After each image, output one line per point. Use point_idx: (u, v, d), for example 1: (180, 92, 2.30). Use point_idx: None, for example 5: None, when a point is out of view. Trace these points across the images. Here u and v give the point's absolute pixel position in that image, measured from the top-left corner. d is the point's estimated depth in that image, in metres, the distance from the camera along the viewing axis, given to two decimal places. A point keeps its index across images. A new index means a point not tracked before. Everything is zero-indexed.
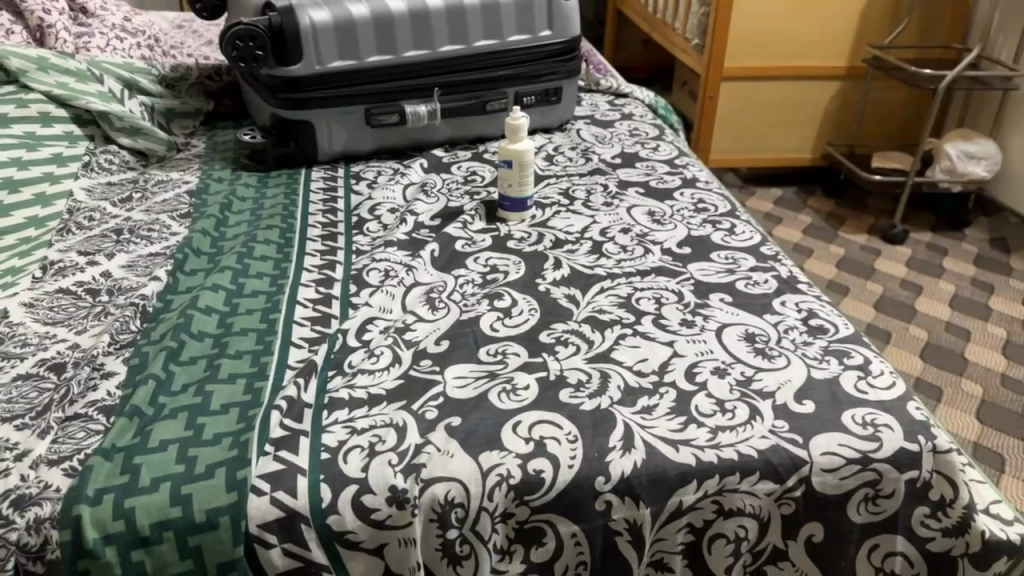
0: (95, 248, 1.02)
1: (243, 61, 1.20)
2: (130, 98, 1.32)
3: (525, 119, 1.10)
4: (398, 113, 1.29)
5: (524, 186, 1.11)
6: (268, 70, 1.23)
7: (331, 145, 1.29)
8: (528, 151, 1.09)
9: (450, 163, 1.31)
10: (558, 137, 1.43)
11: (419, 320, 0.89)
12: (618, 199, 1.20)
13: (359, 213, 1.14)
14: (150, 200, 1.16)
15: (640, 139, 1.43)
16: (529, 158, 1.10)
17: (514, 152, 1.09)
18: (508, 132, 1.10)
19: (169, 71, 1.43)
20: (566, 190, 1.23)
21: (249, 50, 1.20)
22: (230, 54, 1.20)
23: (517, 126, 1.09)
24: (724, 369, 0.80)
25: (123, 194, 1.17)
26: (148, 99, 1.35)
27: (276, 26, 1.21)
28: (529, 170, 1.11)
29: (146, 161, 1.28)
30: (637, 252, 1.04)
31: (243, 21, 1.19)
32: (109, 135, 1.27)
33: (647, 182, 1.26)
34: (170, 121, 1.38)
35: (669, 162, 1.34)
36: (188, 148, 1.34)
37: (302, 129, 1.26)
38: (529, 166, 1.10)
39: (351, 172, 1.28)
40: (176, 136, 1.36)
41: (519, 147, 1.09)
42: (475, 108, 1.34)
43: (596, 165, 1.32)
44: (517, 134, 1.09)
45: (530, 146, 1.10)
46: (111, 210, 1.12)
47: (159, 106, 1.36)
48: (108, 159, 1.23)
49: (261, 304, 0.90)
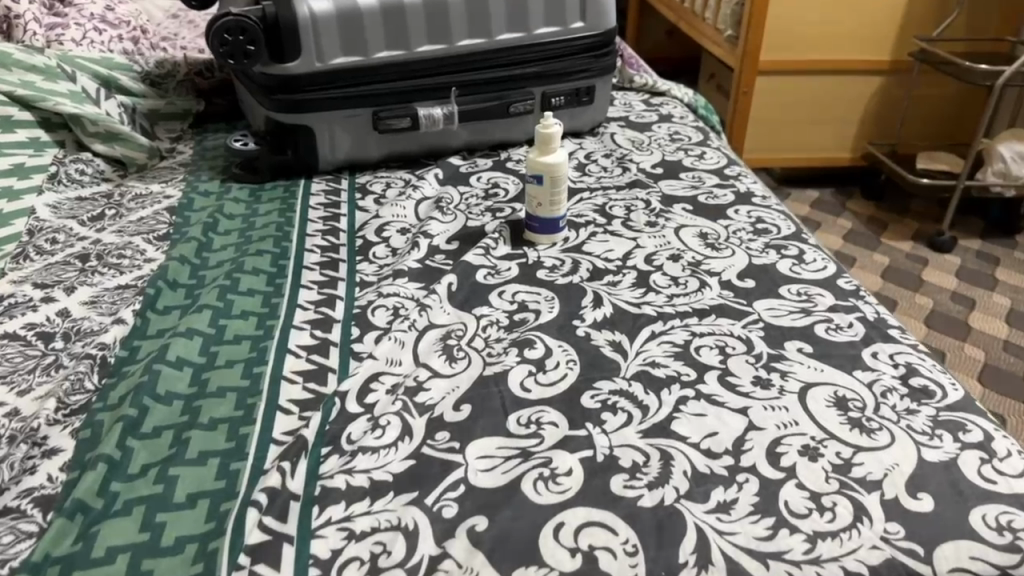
0: (54, 279, 0.87)
1: (233, 57, 1.05)
2: (108, 99, 1.16)
3: (558, 127, 0.93)
4: (410, 117, 1.13)
5: (555, 206, 0.96)
6: (262, 68, 1.07)
7: (334, 152, 1.13)
8: (561, 166, 0.93)
9: (469, 173, 1.16)
10: (589, 143, 1.27)
11: (435, 375, 0.73)
12: (662, 218, 1.04)
13: (364, 234, 0.99)
14: (125, 217, 1.01)
15: (682, 145, 1.27)
16: (562, 174, 0.94)
17: (545, 167, 0.93)
18: (538, 144, 0.93)
19: (153, 68, 1.27)
20: (603, 206, 1.07)
21: (239, 44, 1.04)
22: (217, 49, 1.04)
23: (550, 136, 0.93)
24: (815, 449, 0.65)
25: (93, 211, 1.02)
26: (128, 99, 1.20)
27: (270, 16, 1.05)
28: (562, 188, 0.95)
29: (124, 171, 1.13)
30: (691, 285, 0.88)
31: (232, 11, 1.03)
32: (81, 141, 1.12)
33: (695, 197, 1.10)
34: (154, 124, 1.23)
35: (718, 172, 1.18)
36: (173, 155, 1.19)
37: (300, 135, 1.11)
38: (562, 183, 0.95)
39: (357, 184, 1.12)
40: (160, 141, 1.21)
41: (551, 161, 0.93)
42: (497, 110, 1.18)
43: (635, 176, 1.16)
44: (549, 146, 0.93)
45: (564, 160, 0.94)
46: (78, 231, 0.97)
47: (140, 108, 1.21)
48: (79, 169, 1.08)
49: (244, 355, 0.75)
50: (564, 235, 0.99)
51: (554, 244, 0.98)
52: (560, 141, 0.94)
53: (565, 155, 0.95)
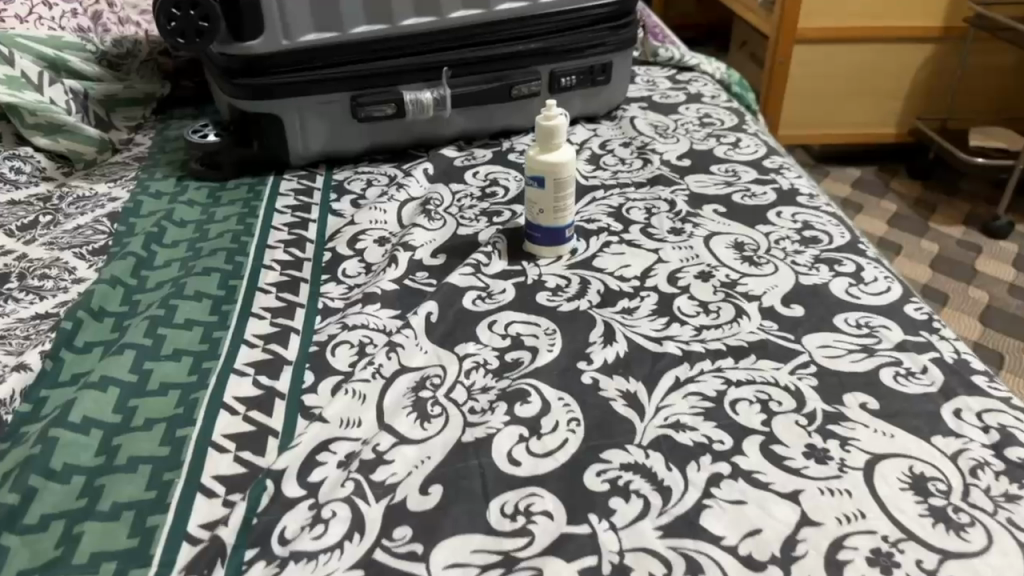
0: None
1: (184, 36, 0.89)
2: (53, 84, 1.01)
3: (563, 119, 0.77)
4: (395, 102, 0.97)
5: (561, 214, 0.80)
6: (221, 47, 0.92)
7: (308, 144, 0.98)
8: (566, 168, 0.78)
9: (464, 167, 1.00)
10: (605, 129, 1.11)
11: (400, 442, 0.58)
12: (689, 225, 0.88)
13: (335, 245, 0.83)
14: (60, 226, 0.86)
15: (713, 131, 1.11)
16: (569, 176, 0.78)
17: (547, 168, 0.77)
18: (539, 140, 0.77)
19: (111, 48, 1.12)
20: (620, 209, 0.91)
21: (190, 20, 0.89)
22: (166, 26, 0.89)
23: (552, 131, 0.77)
24: (890, 554, 0.51)
25: (25, 218, 0.87)
26: (80, 84, 1.05)
27: None
28: (568, 193, 0.79)
29: (70, 168, 0.99)
30: (724, 314, 0.73)
31: None
32: (21, 134, 0.98)
33: (728, 196, 0.94)
34: (110, 111, 1.08)
35: (757, 164, 1.01)
36: (129, 148, 1.05)
37: (267, 125, 0.96)
38: (569, 186, 0.79)
39: (333, 183, 0.97)
40: (116, 131, 1.06)
41: (554, 161, 0.77)
42: (497, 93, 1.02)
43: (659, 170, 1.00)
44: (551, 143, 0.77)
45: (570, 159, 0.78)
46: (3, 243, 0.83)
47: (93, 94, 1.06)
48: (15, 167, 0.95)
49: (170, 411, 0.61)
50: (572, 246, 0.83)
51: (559, 258, 0.82)
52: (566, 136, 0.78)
53: (572, 153, 0.79)
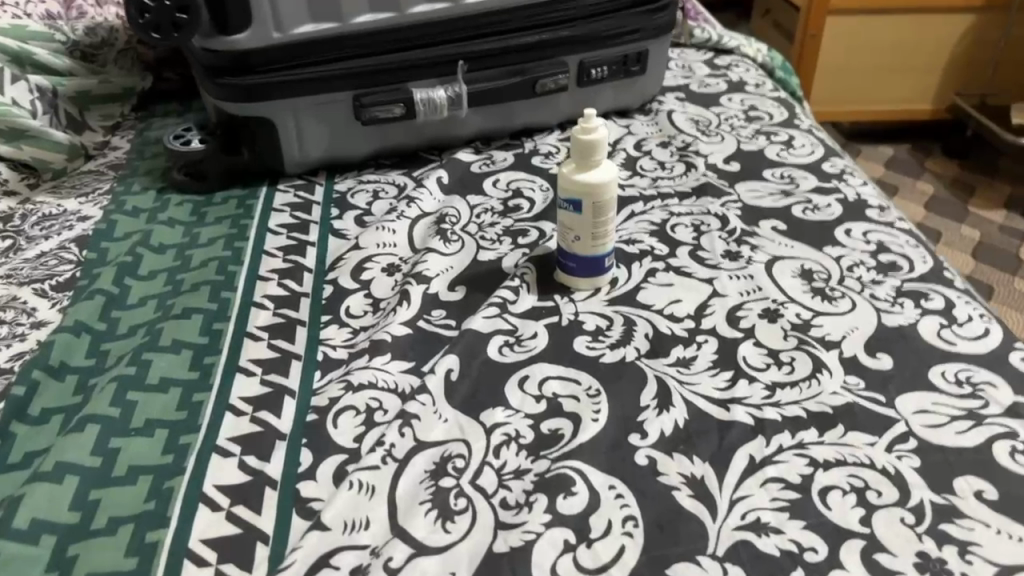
0: None
1: (160, 31, 0.77)
2: (16, 81, 0.89)
3: (603, 130, 0.66)
4: (404, 102, 0.85)
5: (600, 240, 0.68)
6: (203, 42, 0.79)
7: (305, 150, 0.86)
8: (606, 188, 0.66)
9: (483, 174, 0.89)
10: (639, 125, 0.99)
11: (418, 553, 0.47)
12: (746, 247, 0.76)
13: (337, 275, 0.72)
14: (21, 253, 0.75)
15: (762, 127, 0.99)
16: (610, 197, 0.67)
17: (584, 189, 0.66)
18: (574, 155, 0.66)
19: (84, 35, 0.99)
20: (664, 225, 0.79)
21: (165, 11, 0.76)
22: (138, 20, 0.76)
23: (591, 145, 0.65)
24: None
25: None
26: (48, 81, 0.93)
27: None
28: (608, 216, 0.68)
29: (36, 180, 0.88)
30: (799, 368, 0.61)
31: None
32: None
33: (787, 210, 0.82)
34: (84, 109, 0.96)
35: (816, 169, 0.90)
36: (103, 155, 0.94)
37: (258, 130, 0.84)
38: (609, 209, 0.67)
39: (334, 195, 0.85)
40: (89, 134, 0.95)
41: (593, 181, 0.66)
42: (519, 88, 0.90)
43: (705, 176, 0.88)
44: (589, 159, 0.66)
45: (611, 177, 0.66)
46: None
47: (64, 91, 0.94)
48: None
49: (138, 505, 0.51)
50: (612, 275, 0.72)
51: (597, 289, 0.71)
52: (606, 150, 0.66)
53: (613, 169, 0.67)
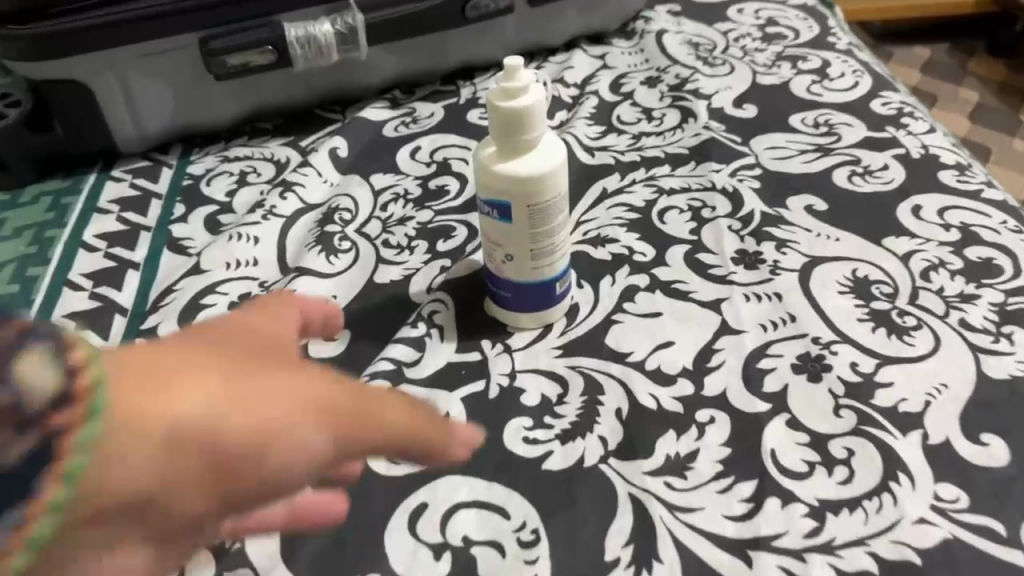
0: None
1: None
2: None
3: (538, 89, 0.41)
4: (273, 43, 0.59)
5: (547, 260, 0.45)
6: None
7: (142, 122, 0.61)
8: (549, 181, 0.42)
9: (398, 139, 0.64)
10: (618, 54, 0.73)
11: None
12: (768, 244, 0.52)
13: (162, 320, 0.49)
14: None
15: (785, 52, 0.73)
16: (556, 192, 0.43)
17: (516, 186, 0.42)
18: (494, 133, 0.42)
19: None
20: (648, 211, 0.56)
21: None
22: None
23: (520, 117, 0.41)
24: None
25: None
26: None
27: None
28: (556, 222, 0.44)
29: None
30: (862, 472, 0.39)
31: None
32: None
33: (826, 177, 0.58)
34: None
35: (862, 112, 0.65)
36: None
37: (71, 100, 0.58)
38: (558, 211, 0.43)
39: (184, 182, 0.60)
40: None
41: (527, 172, 0.42)
42: (445, 15, 0.64)
43: (708, 129, 0.63)
44: (519, 139, 0.41)
45: (556, 161, 0.42)
46: None
47: None
48: None
49: None
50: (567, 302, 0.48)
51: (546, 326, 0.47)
52: (545, 119, 0.42)
53: (558, 148, 0.43)
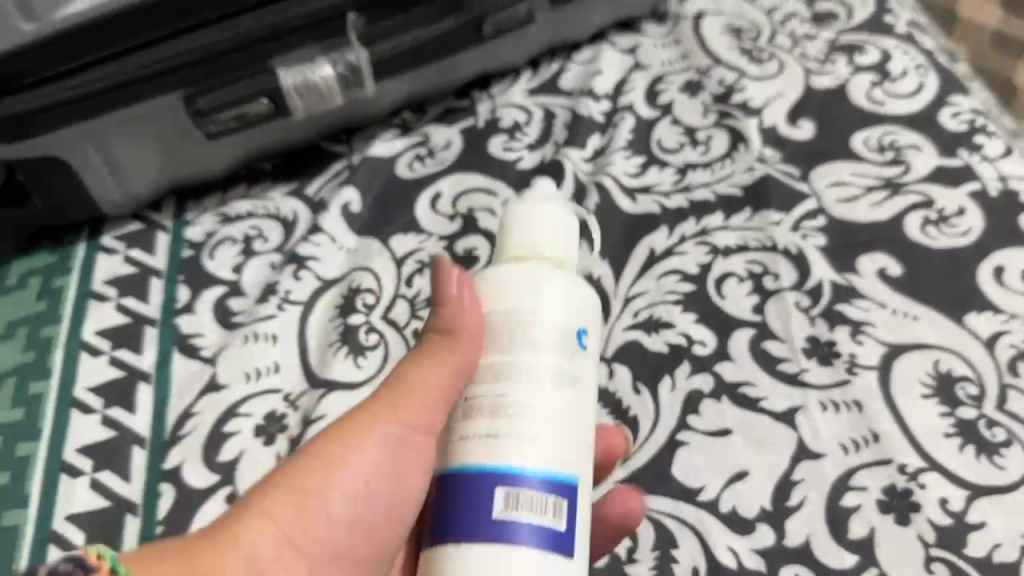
0: None
1: None
2: None
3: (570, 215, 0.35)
4: (268, 94, 0.51)
5: (522, 424, 0.30)
6: None
7: (128, 183, 0.54)
8: (523, 295, 0.33)
9: (417, 182, 0.57)
10: (651, 48, 0.65)
11: None
12: (843, 330, 0.47)
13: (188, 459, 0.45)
14: None
15: (839, 40, 0.65)
16: (531, 317, 0.32)
17: (485, 284, 0.34)
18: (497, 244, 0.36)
19: None
20: (704, 279, 0.51)
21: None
22: None
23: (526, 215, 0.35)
24: None
25: None
26: None
27: None
28: (539, 356, 0.31)
29: None
30: None
31: None
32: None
33: (900, 226, 0.52)
34: None
35: (930, 128, 0.58)
36: None
37: (50, 175, 0.52)
38: (542, 342, 0.32)
39: (184, 253, 0.54)
40: None
41: (508, 266, 0.34)
42: (461, 36, 0.55)
43: (762, 161, 0.56)
44: (521, 249, 0.34)
45: (549, 279, 0.33)
46: None
47: None
48: None
49: None
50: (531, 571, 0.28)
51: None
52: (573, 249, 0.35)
53: (574, 279, 0.34)
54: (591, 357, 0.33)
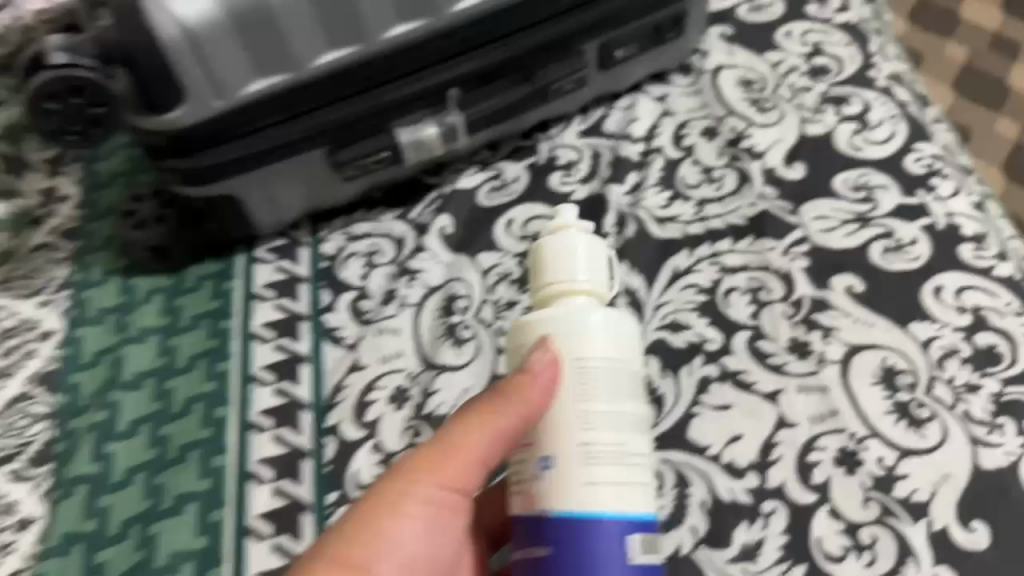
0: None
1: (74, 128, 0.64)
2: None
3: (593, 244, 0.46)
4: (389, 149, 0.71)
5: (591, 475, 0.42)
6: (134, 122, 0.64)
7: (280, 212, 0.72)
8: (576, 348, 0.44)
9: (495, 210, 0.74)
10: (678, 97, 0.80)
11: None
12: (816, 334, 0.64)
13: (341, 419, 0.64)
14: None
15: (832, 90, 0.80)
16: (591, 363, 0.43)
17: (543, 331, 0.45)
18: (534, 276, 0.47)
19: None
20: (715, 292, 0.67)
21: (77, 109, 0.63)
22: (48, 124, 0.64)
23: (561, 252, 0.46)
24: None
25: None
26: None
27: (123, 48, 0.60)
28: (594, 414, 0.43)
29: None
30: (880, 559, 0.55)
31: (56, 59, 0.61)
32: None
33: (866, 252, 0.69)
34: (20, 143, 0.83)
35: (897, 171, 0.73)
36: (51, 212, 0.80)
37: (225, 209, 0.70)
38: (593, 394, 0.43)
39: (322, 265, 0.72)
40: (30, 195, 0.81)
41: (558, 304, 0.45)
42: (531, 99, 0.73)
43: (763, 197, 0.73)
44: (560, 279, 0.46)
45: (593, 315, 0.44)
46: None
47: None
48: None
49: None
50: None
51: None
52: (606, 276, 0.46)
53: (615, 314, 0.45)
54: (639, 396, 0.44)
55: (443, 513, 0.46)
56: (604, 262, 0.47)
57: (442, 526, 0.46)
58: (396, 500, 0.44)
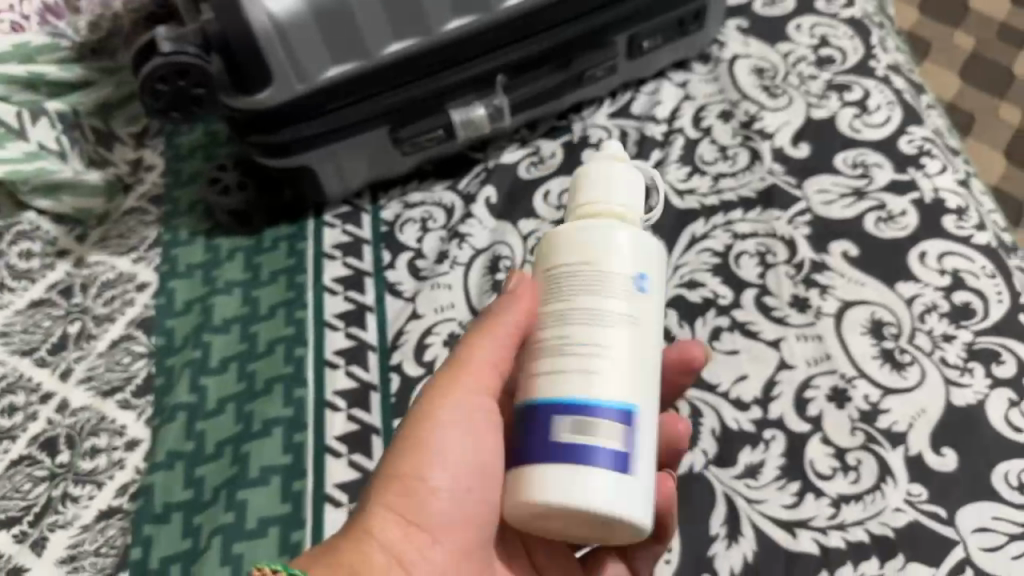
0: (34, 504, 0.71)
1: (178, 108, 0.77)
2: (39, 119, 0.86)
3: (631, 171, 0.50)
4: (443, 128, 0.80)
5: (603, 366, 0.45)
6: (227, 103, 0.74)
7: (346, 182, 0.83)
8: (591, 252, 0.48)
9: (533, 182, 0.83)
10: (697, 83, 0.90)
11: None
12: (815, 291, 0.74)
13: (402, 359, 0.74)
14: (95, 347, 0.78)
15: (836, 78, 0.89)
16: (589, 268, 0.47)
17: (560, 241, 0.49)
18: (572, 198, 0.51)
19: (89, 33, 0.93)
20: (728, 255, 0.77)
21: (182, 91, 0.75)
22: (156, 103, 0.76)
23: (597, 178, 0.50)
24: None
25: (55, 335, 0.80)
26: (63, 101, 0.88)
27: (222, 39, 0.70)
28: (608, 309, 0.46)
29: (83, 227, 0.87)
30: (865, 477, 0.65)
31: (166, 50, 0.73)
32: (19, 198, 0.86)
33: (861, 222, 0.78)
34: (109, 118, 0.92)
35: (891, 151, 0.83)
36: (139, 181, 0.90)
37: (300, 178, 0.80)
38: (610, 297, 0.47)
39: (382, 229, 0.83)
40: (119, 163, 0.90)
41: (582, 220, 0.49)
42: (568, 84, 0.83)
43: (771, 173, 0.82)
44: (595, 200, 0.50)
45: (616, 232, 0.48)
46: (49, 387, 0.77)
47: (84, 107, 0.90)
48: (25, 250, 0.85)
49: None
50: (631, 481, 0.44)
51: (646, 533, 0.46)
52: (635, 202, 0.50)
53: (641, 236, 0.49)
54: (617, 291, 0.47)
55: (476, 428, 0.49)
56: (639, 190, 0.50)
57: (476, 440, 0.49)
58: (433, 405, 0.49)
